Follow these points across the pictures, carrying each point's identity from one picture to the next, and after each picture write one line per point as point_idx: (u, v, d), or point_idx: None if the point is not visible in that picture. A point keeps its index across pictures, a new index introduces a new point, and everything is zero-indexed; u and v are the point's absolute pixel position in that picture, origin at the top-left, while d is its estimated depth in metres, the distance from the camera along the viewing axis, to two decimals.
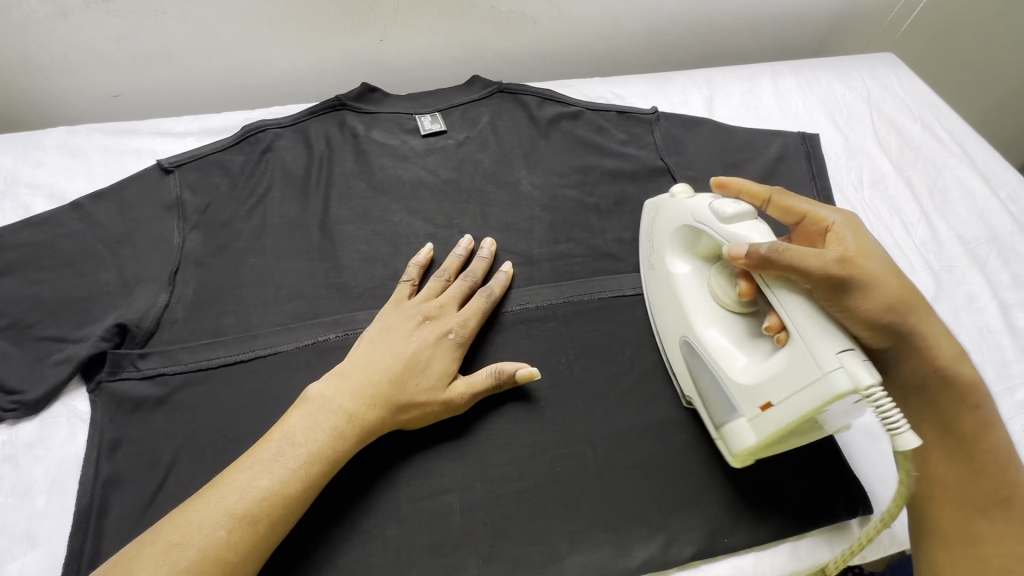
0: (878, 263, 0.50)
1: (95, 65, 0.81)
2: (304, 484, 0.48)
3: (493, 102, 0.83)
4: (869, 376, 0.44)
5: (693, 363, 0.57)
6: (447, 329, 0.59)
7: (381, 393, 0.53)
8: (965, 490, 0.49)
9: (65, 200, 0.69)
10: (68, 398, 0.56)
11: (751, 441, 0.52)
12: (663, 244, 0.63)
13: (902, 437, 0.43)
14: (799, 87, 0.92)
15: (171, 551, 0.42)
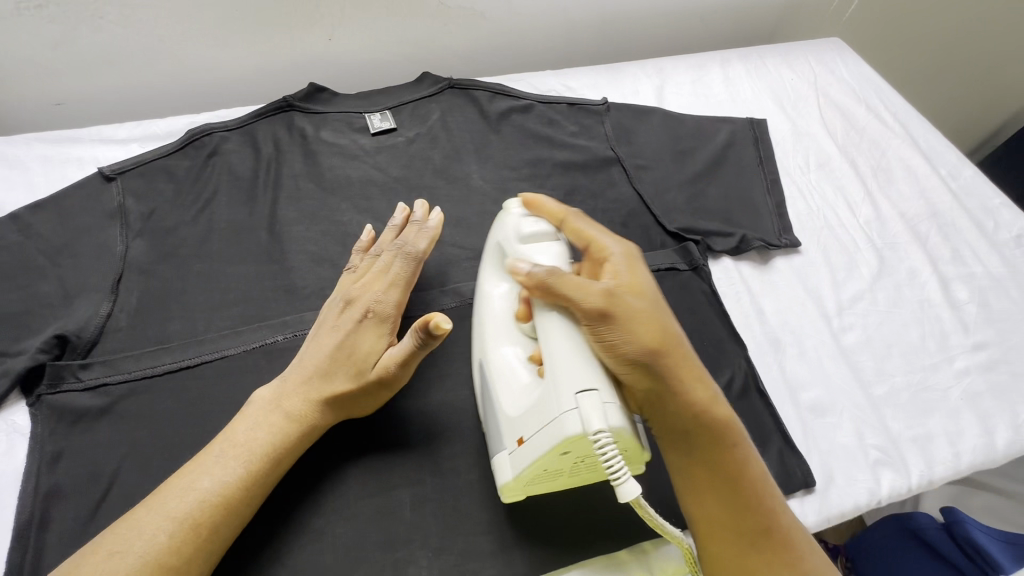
0: (638, 303, 0.48)
1: (34, 73, 0.79)
2: (248, 483, 0.49)
3: (444, 98, 0.83)
4: (598, 422, 0.43)
5: (487, 388, 0.54)
6: (368, 308, 0.56)
7: (309, 385, 0.53)
8: (722, 526, 0.47)
9: (3, 211, 0.68)
10: (7, 412, 0.55)
11: (508, 477, 0.49)
12: (483, 258, 0.60)
13: (624, 488, 0.42)
14: (748, 73, 0.93)
15: (111, 556, 0.43)
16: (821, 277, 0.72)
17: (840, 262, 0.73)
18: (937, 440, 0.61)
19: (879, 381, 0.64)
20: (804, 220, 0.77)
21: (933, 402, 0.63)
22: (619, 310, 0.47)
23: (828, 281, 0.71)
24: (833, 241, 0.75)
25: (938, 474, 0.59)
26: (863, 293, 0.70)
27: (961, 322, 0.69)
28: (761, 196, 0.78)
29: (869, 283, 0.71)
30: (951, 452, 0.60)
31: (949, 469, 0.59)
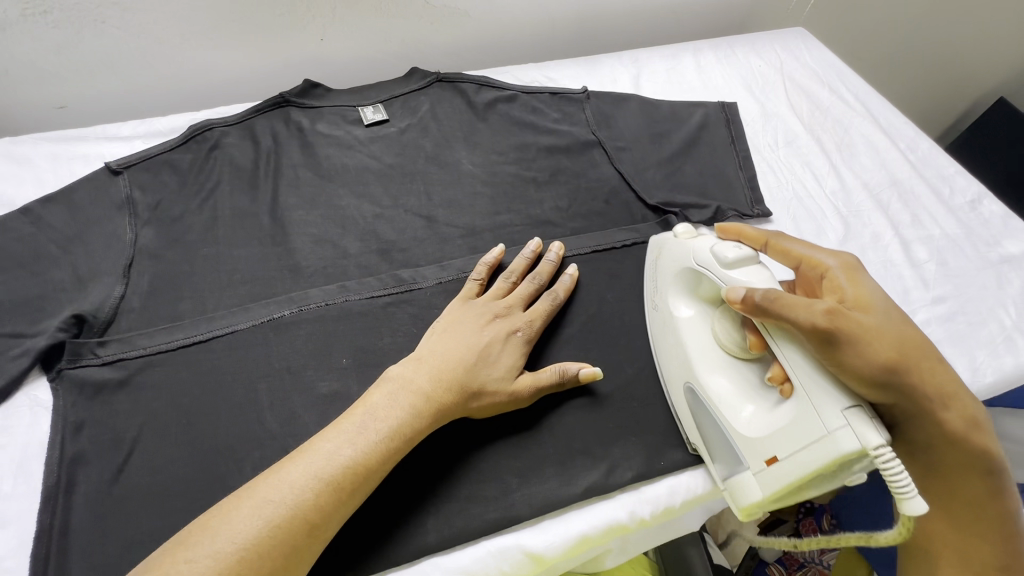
0: (882, 321, 0.50)
1: (37, 77, 0.82)
2: (380, 455, 0.50)
3: (433, 91, 0.87)
4: (876, 437, 0.44)
5: (701, 410, 0.57)
6: (515, 328, 0.61)
7: (457, 380, 0.55)
8: (969, 555, 0.52)
9: (14, 205, 0.71)
10: (29, 388, 0.58)
11: (757, 495, 0.52)
12: (666, 283, 0.63)
13: (910, 502, 0.43)
14: (718, 61, 0.99)
15: (265, 506, 0.44)
16: None
17: (809, 229, 0.78)
18: None
19: None
20: (775, 193, 0.82)
21: None
22: (857, 330, 0.47)
23: None
24: (802, 211, 0.80)
25: None
26: None
27: (922, 279, 0.74)
28: (734, 172, 0.83)
29: (836, 247, 0.77)
30: None
31: None
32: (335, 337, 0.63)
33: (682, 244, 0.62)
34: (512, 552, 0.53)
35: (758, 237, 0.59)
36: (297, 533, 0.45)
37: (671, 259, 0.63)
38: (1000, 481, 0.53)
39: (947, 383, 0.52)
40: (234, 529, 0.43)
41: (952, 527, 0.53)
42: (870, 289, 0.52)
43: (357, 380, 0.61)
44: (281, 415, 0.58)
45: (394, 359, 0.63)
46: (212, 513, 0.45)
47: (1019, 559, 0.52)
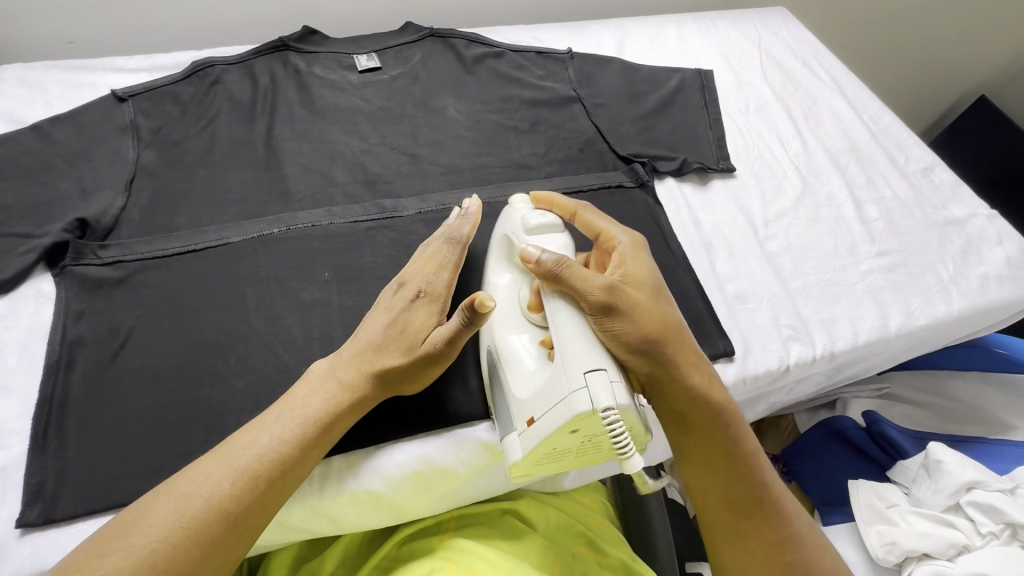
0: (646, 293, 0.56)
1: (48, 9, 0.86)
2: (302, 443, 0.52)
3: (425, 44, 0.92)
4: (606, 399, 0.47)
5: (496, 384, 0.57)
6: (418, 289, 0.59)
7: (367, 361, 0.56)
8: (727, 496, 0.57)
9: (25, 123, 0.75)
10: (35, 281, 0.63)
11: (518, 457, 0.53)
12: (494, 253, 0.64)
13: (630, 461, 0.47)
14: (699, 32, 1.04)
15: (181, 499, 0.47)
16: (751, 197, 0.82)
17: (769, 185, 0.84)
18: (839, 321, 0.71)
19: (794, 277, 0.74)
20: (741, 152, 0.87)
21: (839, 294, 0.73)
22: (613, 302, 0.52)
23: (758, 201, 0.82)
24: (764, 170, 0.86)
25: (836, 347, 0.69)
26: (786, 211, 0.81)
27: (869, 234, 0.80)
28: (704, 131, 0.88)
29: (793, 203, 0.82)
30: (850, 330, 0.71)
31: (846, 344, 0.70)
32: (318, 254, 0.68)
33: (520, 213, 0.63)
34: (469, 442, 0.59)
35: (569, 207, 0.63)
36: (215, 522, 0.47)
37: (502, 234, 0.63)
38: (743, 432, 0.58)
39: (688, 352, 0.56)
40: (150, 525, 0.45)
41: (710, 475, 0.58)
42: (643, 259, 0.58)
43: (336, 290, 0.66)
44: (266, 316, 0.63)
45: (374, 275, 0.68)
46: (139, 505, 0.47)
47: (766, 489, 0.58)
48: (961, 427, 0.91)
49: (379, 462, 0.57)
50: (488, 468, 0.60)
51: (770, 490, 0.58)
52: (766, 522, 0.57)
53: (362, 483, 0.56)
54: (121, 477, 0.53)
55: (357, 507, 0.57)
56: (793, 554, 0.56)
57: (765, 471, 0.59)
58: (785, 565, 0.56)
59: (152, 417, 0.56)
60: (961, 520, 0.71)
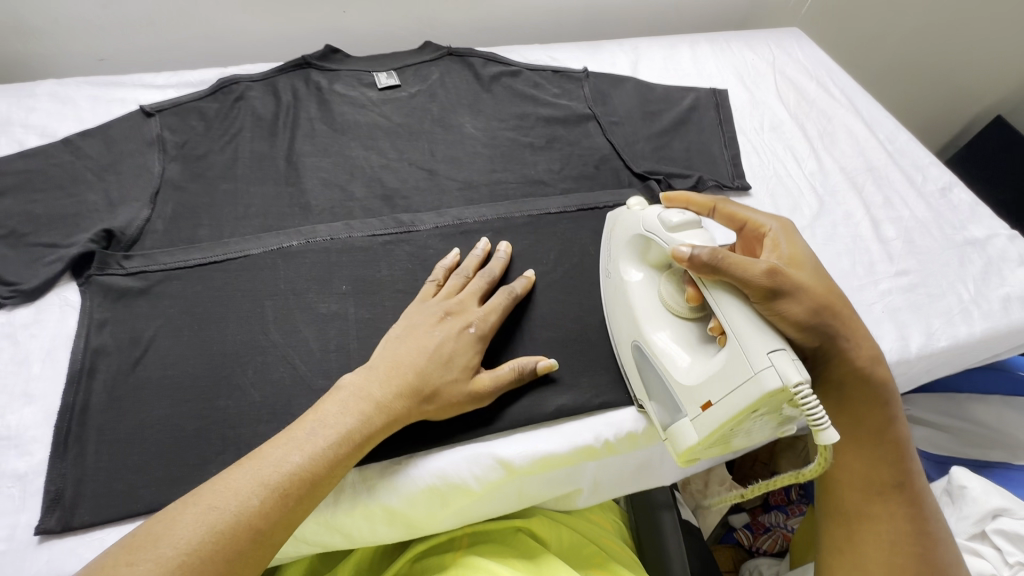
0: (805, 272, 0.57)
1: (82, 28, 0.89)
2: (332, 462, 0.51)
3: (443, 63, 0.94)
4: (796, 374, 0.48)
5: (652, 371, 0.60)
6: (468, 323, 0.61)
7: (408, 384, 0.56)
8: (869, 478, 0.61)
9: (56, 136, 0.78)
10: (60, 290, 0.64)
11: (693, 440, 0.55)
12: (619, 250, 0.66)
13: (824, 434, 0.48)
14: (713, 52, 1.05)
15: (209, 512, 0.46)
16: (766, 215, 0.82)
17: (785, 204, 0.84)
18: None
19: None
20: (757, 171, 0.88)
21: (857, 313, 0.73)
22: (784, 282, 0.53)
23: None
24: (780, 188, 0.86)
25: None
26: (803, 229, 0.81)
27: (887, 253, 0.79)
28: (719, 150, 0.89)
29: (809, 221, 0.82)
30: None
31: None
32: (336, 267, 0.69)
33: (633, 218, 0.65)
34: (484, 458, 0.58)
35: (703, 204, 0.65)
36: (242, 539, 0.46)
37: (624, 235, 0.66)
38: (895, 417, 0.61)
39: (848, 328, 0.59)
40: (177, 536, 0.44)
41: (864, 461, 0.61)
42: (796, 240, 0.61)
43: (353, 304, 0.67)
44: (284, 327, 0.64)
45: (390, 289, 0.68)
46: (167, 516, 0.46)
47: (909, 475, 0.60)
48: (984, 452, 0.89)
49: (393, 476, 0.57)
50: (503, 485, 0.60)
51: (913, 477, 0.61)
52: (907, 508, 0.59)
53: (371, 501, 0.56)
54: (139, 486, 0.54)
55: (370, 521, 0.56)
56: (925, 547, 0.58)
57: (912, 460, 0.61)
58: (913, 553, 0.57)
59: (171, 427, 0.57)
60: (987, 549, 0.68)
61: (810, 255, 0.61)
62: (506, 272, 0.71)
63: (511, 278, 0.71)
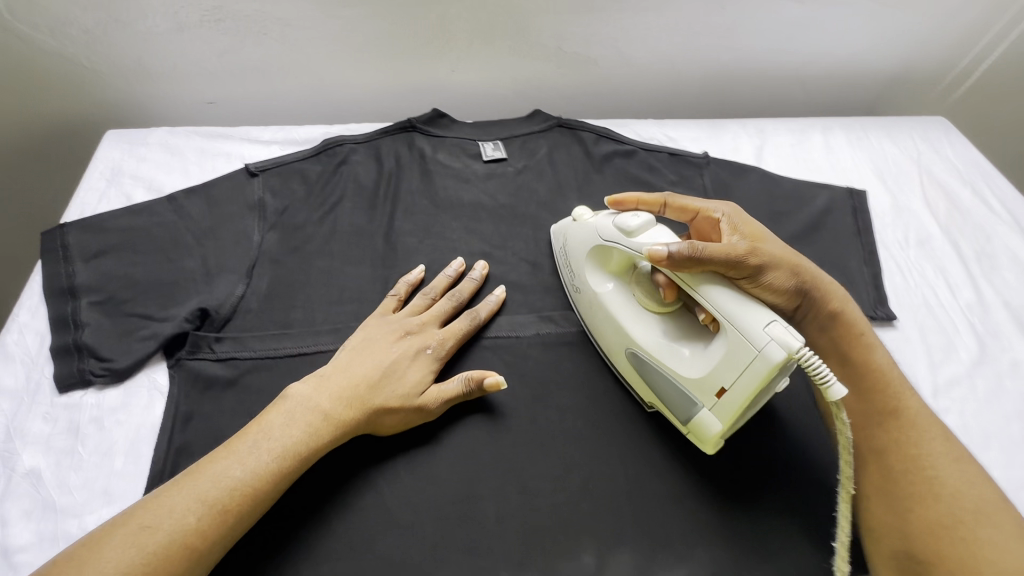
0: (770, 244, 0.60)
1: (197, 74, 0.89)
2: (274, 476, 0.51)
3: (552, 135, 0.88)
4: (797, 340, 0.49)
5: (652, 376, 0.60)
6: (426, 344, 0.63)
7: (357, 395, 0.57)
8: (864, 410, 0.58)
9: (162, 191, 0.77)
10: (150, 371, 0.62)
11: (719, 428, 0.55)
12: (580, 262, 0.67)
13: (833, 389, 0.50)
14: (848, 142, 0.95)
15: (141, 532, 0.45)
16: (915, 355, 0.71)
17: (937, 343, 0.72)
18: None
19: None
20: (902, 297, 0.76)
21: None
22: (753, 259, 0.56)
23: (924, 361, 0.70)
24: (930, 321, 0.74)
25: None
26: (960, 378, 0.69)
27: None
28: (857, 265, 0.78)
29: (967, 369, 0.70)
30: None
31: None
32: None
33: (587, 229, 0.66)
34: None
35: (654, 203, 0.67)
36: (177, 558, 0.46)
37: (580, 245, 0.67)
38: (875, 343, 0.61)
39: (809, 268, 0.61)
40: (105, 559, 0.44)
41: (850, 391, 0.59)
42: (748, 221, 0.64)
43: (445, 419, 0.61)
44: (371, 442, 0.59)
45: (486, 406, 0.62)
46: (102, 534, 0.46)
47: (904, 401, 0.58)
48: None
49: None
50: None
51: (909, 403, 0.58)
52: (909, 436, 0.56)
53: None
54: None
55: None
56: (942, 475, 0.53)
57: (897, 381, 0.59)
58: (927, 478, 0.53)
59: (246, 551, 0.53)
60: None
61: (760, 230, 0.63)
62: (484, 292, 0.71)
63: (590, 368, 0.66)
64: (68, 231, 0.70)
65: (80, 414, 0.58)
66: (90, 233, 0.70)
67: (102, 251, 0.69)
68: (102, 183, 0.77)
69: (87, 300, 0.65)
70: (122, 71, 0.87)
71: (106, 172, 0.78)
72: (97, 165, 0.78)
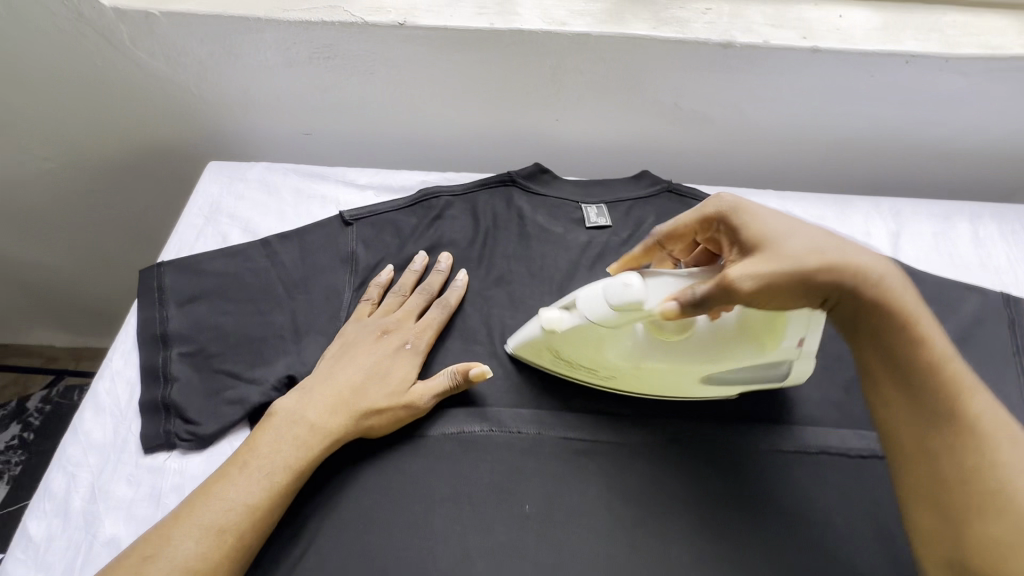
0: (775, 238, 0.50)
1: (299, 107, 0.87)
2: (270, 493, 0.53)
3: (661, 202, 0.81)
4: None
5: (728, 378, 0.60)
6: (405, 341, 0.64)
7: (343, 399, 0.59)
8: (909, 413, 0.48)
9: (257, 235, 0.75)
10: (233, 438, 0.59)
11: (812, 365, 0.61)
12: (570, 346, 0.59)
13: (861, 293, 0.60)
14: (1003, 237, 0.82)
15: (143, 564, 0.48)
16: None
17: None
18: None
19: None
20: None
21: None
22: (785, 269, 0.48)
23: None
24: None
25: None
26: None
27: None
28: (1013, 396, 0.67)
29: None
30: None
31: None
32: (518, 481, 0.58)
33: (579, 321, 0.57)
34: None
35: (645, 250, 0.64)
36: None
37: (569, 332, 0.58)
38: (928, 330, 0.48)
39: (851, 252, 0.49)
40: None
41: (896, 396, 0.49)
42: (765, 206, 0.54)
43: (534, 537, 0.55)
44: (454, 552, 0.54)
45: (579, 524, 0.56)
46: (114, 572, 0.48)
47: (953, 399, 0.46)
48: None
49: None
50: None
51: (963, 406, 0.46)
52: (961, 441, 0.46)
53: None
54: None
55: None
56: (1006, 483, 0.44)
57: (966, 386, 0.47)
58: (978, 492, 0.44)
59: None
60: None
61: (783, 212, 0.53)
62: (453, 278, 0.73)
63: (698, 490, 0.58)
64: (164, 271, 0.69)
65: (163, 481, 0.56)
66: (185, 276, 0.69)
67: (195, 296, 0.68)
68: (201, 221, 0.76)
69: (178, 351, 0.63)
70: (228, 100, 0.86)
71: (205, 209, 0.77)
72: (198, 201, 0.78)
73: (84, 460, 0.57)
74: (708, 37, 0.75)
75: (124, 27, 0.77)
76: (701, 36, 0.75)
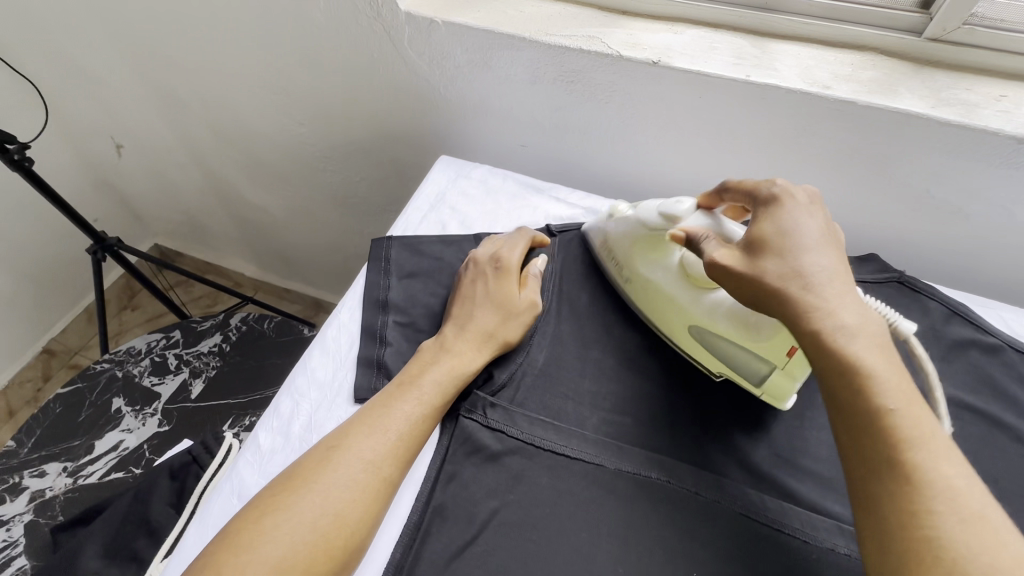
0: (789, 234, 0.53)
1: (527, 121, 0.93)
2: (430, 407, 0.58)
3: (888, 290, 0.73)
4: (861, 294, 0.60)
5: (711, 348, 0.64)
6: (500, 259, 0.70)
7: (481, 334, 0.65)
8: (861, 451, 0.44)
9: (471, 229, 0.81)
10: None
11: (792, 383, 0.59)
12: (630, 255, 0.70)
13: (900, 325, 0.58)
14: None
15: (330, 454, 0.53)
16: None
17: None
18: None
19: None
20: None
21: None
22: (743, 271, 0.53)
23: None
24: None
25: None
26: None
27: None
28: None
29: None
30: None
31: None
32: (689, 547, 0.55)
33: (633, 219, 0.70)
34: None
35: (715, 195, 0.64)
36: (368, 481, 0.52)
37: (624, 239, 0.70)
38: (861, 357, 0.46)
39: (820, 284, 0.50)
40: (306, 480, 0.51)
41: (842, 430, 0.46)
42: (786, 214, 0.55)
43: None
44: None
45: None
46: (306, 461, 0.53)
47: (893, 440, 0.42)
48: None
49: None
50: None
51: (897, 446, 0.42)
52: (903, 488, 0.41)
53: None
54: None
55: None
56: (939, 536, 0.38)
57: (908, 427, 0.43)
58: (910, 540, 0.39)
59: None
60: None
61: (799, 229, 0.53)
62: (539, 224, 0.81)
63: None
64: (392, 244, 0.77)
65: None
66: (408, 251, 0.77)
67: (413, 273, 0.75)
68: (427, 206, 0.84)
69: (394, 319, 0.70)
70: (467, 104, 0.95)
71: (431, 197, 0.85)
72: (427, 187, 0.86)
73: (307, 393, 0.65)
74: (999, 127, 0.66)
75: (408, 30, 0.88)
76: (990, 125, 0.67)
